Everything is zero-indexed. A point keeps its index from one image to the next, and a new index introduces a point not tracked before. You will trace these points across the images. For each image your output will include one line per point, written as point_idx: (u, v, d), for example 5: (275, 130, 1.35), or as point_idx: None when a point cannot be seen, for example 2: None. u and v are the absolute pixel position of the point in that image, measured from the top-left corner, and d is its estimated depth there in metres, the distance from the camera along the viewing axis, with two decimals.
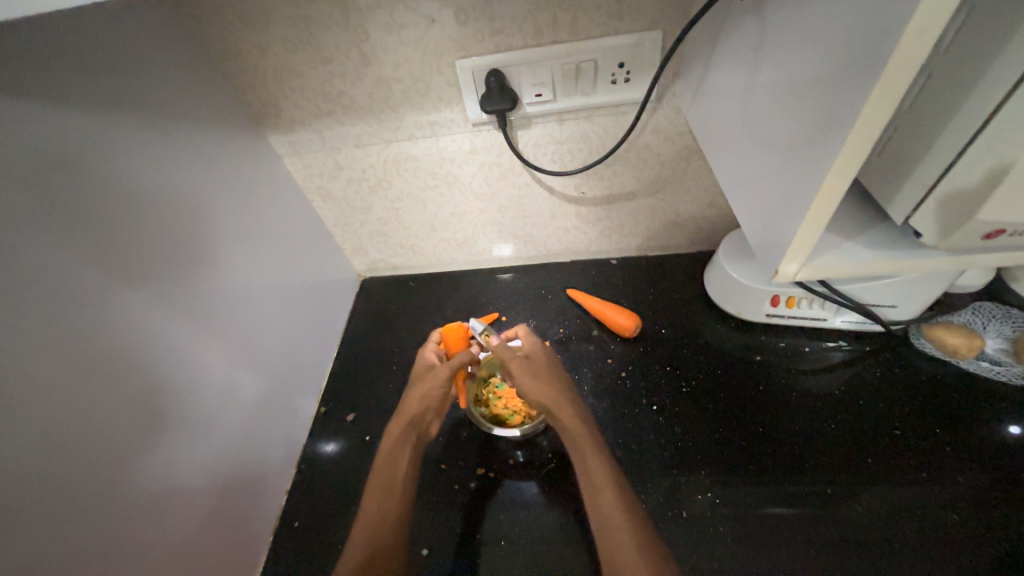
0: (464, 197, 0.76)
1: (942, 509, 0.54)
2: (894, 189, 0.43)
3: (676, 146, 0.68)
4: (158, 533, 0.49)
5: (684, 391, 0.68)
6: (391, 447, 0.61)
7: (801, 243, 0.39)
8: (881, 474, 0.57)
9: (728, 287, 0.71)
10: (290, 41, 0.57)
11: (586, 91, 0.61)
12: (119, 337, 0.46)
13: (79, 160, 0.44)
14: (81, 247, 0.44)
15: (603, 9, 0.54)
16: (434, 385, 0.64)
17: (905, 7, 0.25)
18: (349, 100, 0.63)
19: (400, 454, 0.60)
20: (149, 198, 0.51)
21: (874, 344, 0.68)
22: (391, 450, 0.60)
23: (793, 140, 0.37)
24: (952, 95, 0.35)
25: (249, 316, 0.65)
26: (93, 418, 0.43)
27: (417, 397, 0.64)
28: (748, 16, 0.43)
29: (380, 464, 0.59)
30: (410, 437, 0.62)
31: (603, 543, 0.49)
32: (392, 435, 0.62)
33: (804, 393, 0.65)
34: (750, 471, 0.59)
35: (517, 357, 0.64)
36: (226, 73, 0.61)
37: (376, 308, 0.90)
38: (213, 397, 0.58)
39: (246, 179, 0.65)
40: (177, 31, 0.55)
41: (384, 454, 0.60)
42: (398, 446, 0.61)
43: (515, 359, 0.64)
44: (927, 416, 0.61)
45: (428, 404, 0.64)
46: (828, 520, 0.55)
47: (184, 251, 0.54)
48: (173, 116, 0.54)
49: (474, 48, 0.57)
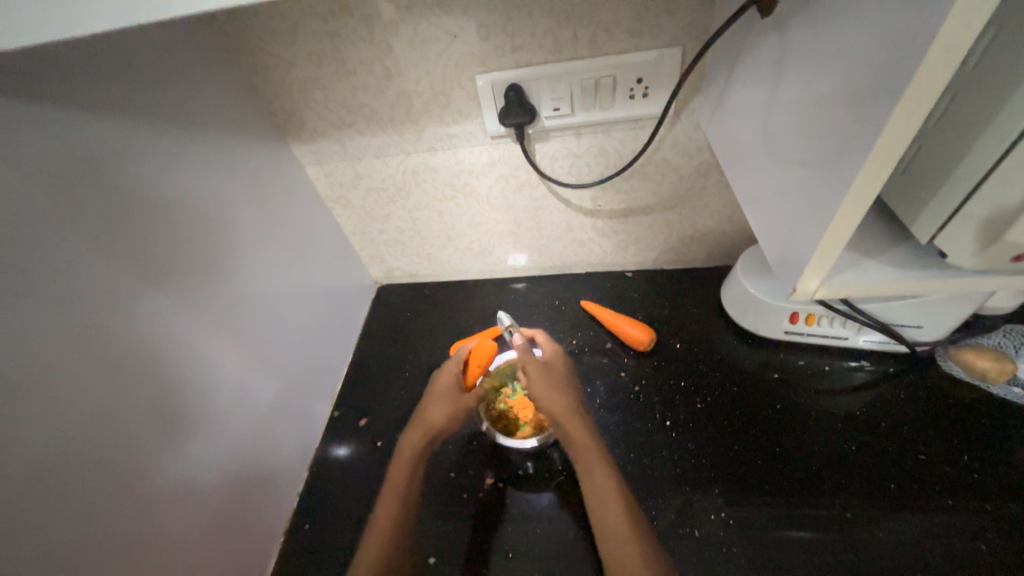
0: (480, 207, 0.77)
1: (969, 540, 0.51)
2: (919, 207, 0.42)
3: (694, 161, 0.68)
4: (172, 530, 0.50)
5: (698, 407, 0.66)
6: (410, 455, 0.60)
7: (820, 260, 0.38)
8: (904, 500, 0.55)
9: (746, 303, 0.70)
10: (317, 55, 0.59)
11: (604, 106, 0.61)
12: (144, 337, 0.48)
13: (114, 167, 0.46)
14: (112, 250, 0.46)
15: (623, 26, 0.54)
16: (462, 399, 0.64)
17: (928, 26, 0.25)
18: (371, 113, 0.65)
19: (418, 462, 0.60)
20: (176, 204, 0.53)
21: (898, 365, 0.66)
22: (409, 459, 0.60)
23: (814, 157, 0.37)
24: (978, 114, 0.34)
25: (268, 320, 0.66)
26: (117, 415, 0.45)
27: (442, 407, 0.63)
28: (769, 34, 0.43)
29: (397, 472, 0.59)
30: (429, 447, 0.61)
31: (610, 560, 0.48)
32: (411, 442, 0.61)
33: (823, 414, 0.63)
34: (765, 492, 0.58)
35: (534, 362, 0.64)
36: (255, 86, 0.64)
37: (392, 315, 0.91)
38: (230, 398, 0.59)
39: (270, 187, 0.68)
40: (210, 45, 0.58)
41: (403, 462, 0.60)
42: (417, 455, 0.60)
43: (534, 363, 0.64)
44: (954, 442, 0.58)
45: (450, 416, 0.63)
46: (848, 547, 0.53)
47: (208, 256, 0.56)
48: (202, 126, 0.57)
49: (494, 63, 0.58)
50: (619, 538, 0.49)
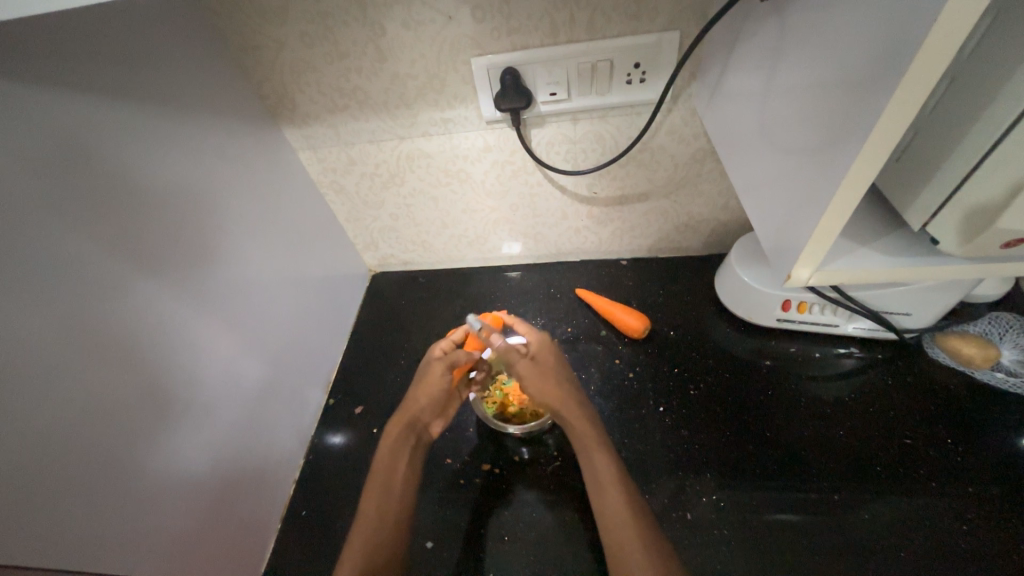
0: (475, 194, 0.77)
1: (950, 521, 0.53)
2: (913, 193, 0.42)
3: (691, 148, 0.68)
4: (166, 517, 0.50)
5: (691, 392, 0.67)
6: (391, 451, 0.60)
7: (815, 247, 0.39)
8: (888, 482, 0.56)
9: (738, 291, 0.70)
10: (308, 36, 0.58)
11: (601, 91, 0.61)
12: (133, 324, 0.47)
13: (99, 150, 0.45)
14: (99, 235, 0.45)
15: (620, 10, 0.54)
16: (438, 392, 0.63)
17: (932, 10, 0.25)
18: (365, 96, 0.64)
19: (398, 457, 0.60)
20: (165, 188, 0.51)
21: (886, 351, 0.67)
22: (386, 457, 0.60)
23: (810, 145, 0.37)
24: (972, 101, 0.34)
25: (260, 305, 0.66)
26: (108, 401, 0.45)
27: (419, 396, 0.63)
28: (768, 18, 0.42)
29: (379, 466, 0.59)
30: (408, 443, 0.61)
31: (610, 540, 0.50)
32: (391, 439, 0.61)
33: (812, 399, 0.65)
34: (755, 475, 0.59)
35: (521, 360, 0.65)
36: (245, 68, 0.62)
37: (386, 302, 0.91)
38: (223, 383, 0.59)
39: (260, 171, 0.66)
40: (197, 24, 0.56)
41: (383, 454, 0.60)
42: (395, 451, 0.60)
43: (522, 360, 0.65)
44: (939, 426, 0.60)
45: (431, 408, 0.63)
46: (834, 528, 0.54)
47: (198, 241, 0.55)
48: (191, 109, 0.55)
49: (489, 46, 0.58)
50: (612, 509, 0.51)
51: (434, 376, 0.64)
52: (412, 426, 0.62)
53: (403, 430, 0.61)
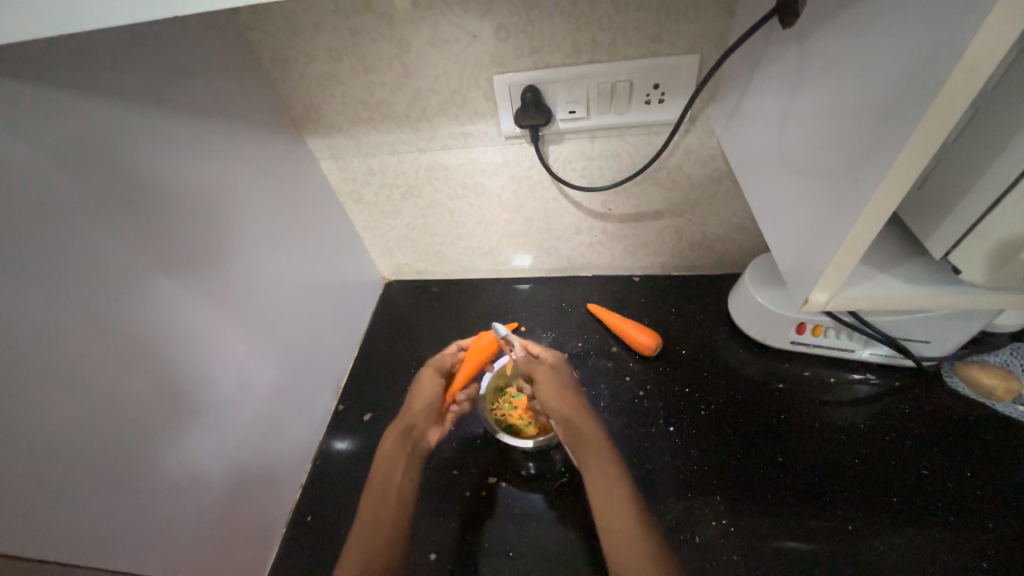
0: (491, 207, 0.78)
1: (969, 557, 0.51)
2: (936, 221, 0.42)
3: (707, 168, 0.68)
4: (175, 517, 0.50)
5: (702, 413, 0.67)
6: (388, 456, 0.63)
7: (835, 272, 0.39)
8: (905, 514, 0.55)
9: (753, 312, 0.70)
10: (337, 51, 0.60)
11: (619, 110, 0.61)
12: (152, 323, 0.48)
13: (130, 154, 0.47)
14: (125, 235, 0.46)
15: (641, 33, 0.55)
16: (429, 395, 0.68)
17: (961, 42, 0.25)
18: (388, 110, 0.66)
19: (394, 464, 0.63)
20: (191, 193, 0.53)
21: (904, 379, 0.66)
22: (384, 466, 0.62)
23: (830, 169, 0.37)
24: (998, 133, 0.34)
25: (275, 310, 0.67)
26: (124, 397, 0.45)
27: (416, 406, 0.67)
28: (789, 46, 0.43)
29: (377, 470, 0.62)
30: (404, 447, 0.64)
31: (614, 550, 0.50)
32: (386, 445, 0.64)
33: (827, 425, 0.63)
34: (766, 501, 0.58)
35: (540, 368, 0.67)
36: (274, 81, 0.65)
37: (399, 310, 0.92)
38: (237, 384, 0.60)
39: (283, 179, 0.68)
40: (230, 38, 0.58)
41: (382, 460, 0.63)
42: (392, 455, 0.63)
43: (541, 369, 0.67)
44: (957, 457, 0.59)
45: (423, 412, 0.67)
46: (847, 558, 0.53)
47: (218, 244, 0.57)
48: (218, 118, 0.57)
49: (511, 64, 0.59)
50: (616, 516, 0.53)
51: (426, 384, 0.70)
52: (405, 432, 0.65)
53: (397, 438, 0.65)
